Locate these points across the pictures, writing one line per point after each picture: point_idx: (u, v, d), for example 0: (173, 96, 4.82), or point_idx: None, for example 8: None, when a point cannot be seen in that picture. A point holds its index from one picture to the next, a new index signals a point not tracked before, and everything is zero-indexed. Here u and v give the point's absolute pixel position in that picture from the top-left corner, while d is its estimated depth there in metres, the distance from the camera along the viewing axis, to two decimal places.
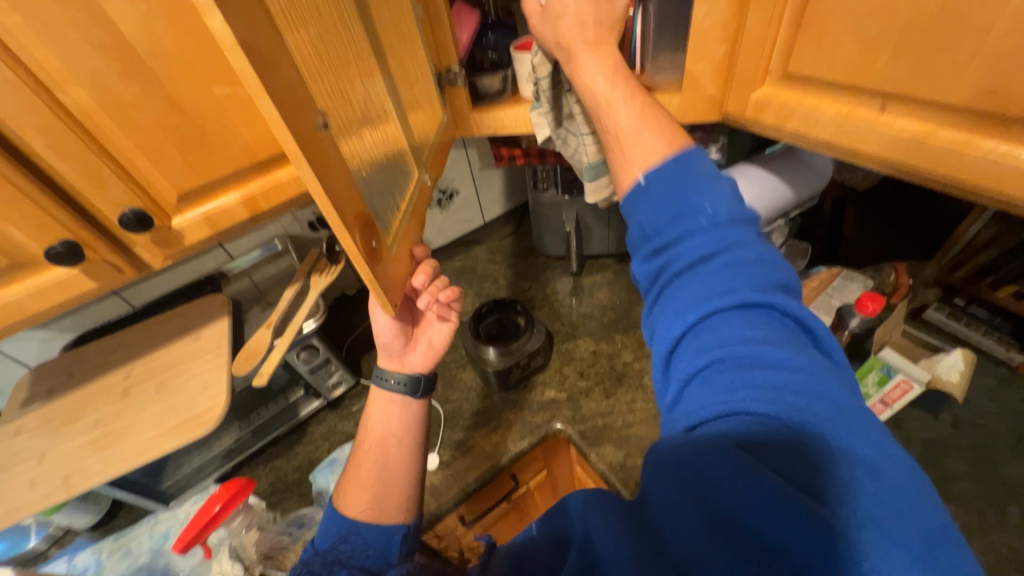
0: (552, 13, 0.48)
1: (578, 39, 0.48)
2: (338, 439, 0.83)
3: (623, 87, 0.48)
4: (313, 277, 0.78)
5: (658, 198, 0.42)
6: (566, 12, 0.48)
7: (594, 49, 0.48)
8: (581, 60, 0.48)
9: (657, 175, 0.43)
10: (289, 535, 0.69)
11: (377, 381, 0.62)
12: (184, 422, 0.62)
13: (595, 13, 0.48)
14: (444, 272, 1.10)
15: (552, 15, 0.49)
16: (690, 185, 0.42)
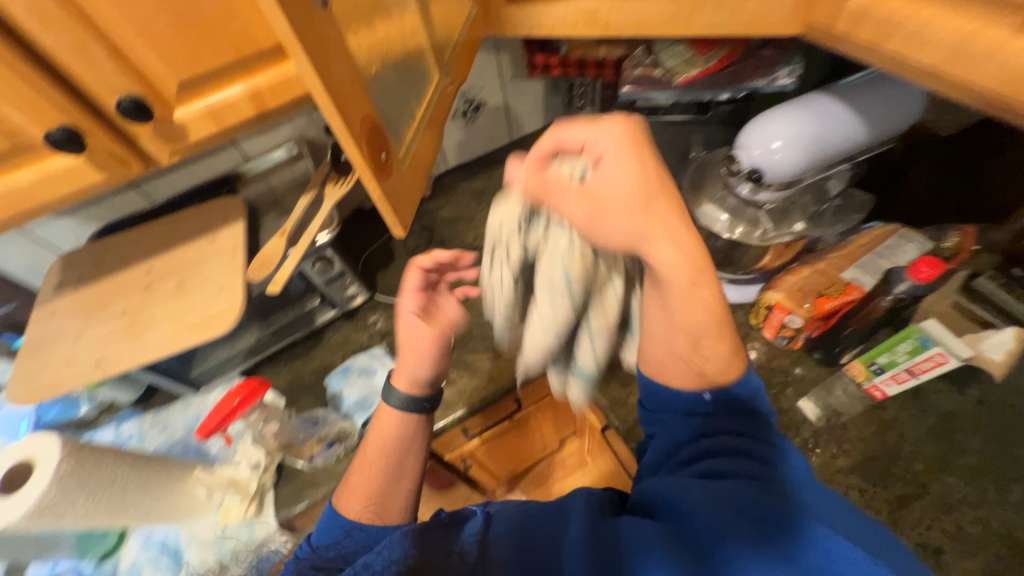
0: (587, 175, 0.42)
1: (639, 215, 0.41)
2: (352, 348, 0.86)
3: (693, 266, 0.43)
4: (327, 187, 0.75)
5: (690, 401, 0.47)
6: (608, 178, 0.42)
7: (662, 234, 0.42)
8: (647, 239, 0.41)
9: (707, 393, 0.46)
10: (305, 431, 0.74)
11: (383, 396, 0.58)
12: (203, 321, 0.64)
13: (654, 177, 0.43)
14: (465, 192, 1.05)
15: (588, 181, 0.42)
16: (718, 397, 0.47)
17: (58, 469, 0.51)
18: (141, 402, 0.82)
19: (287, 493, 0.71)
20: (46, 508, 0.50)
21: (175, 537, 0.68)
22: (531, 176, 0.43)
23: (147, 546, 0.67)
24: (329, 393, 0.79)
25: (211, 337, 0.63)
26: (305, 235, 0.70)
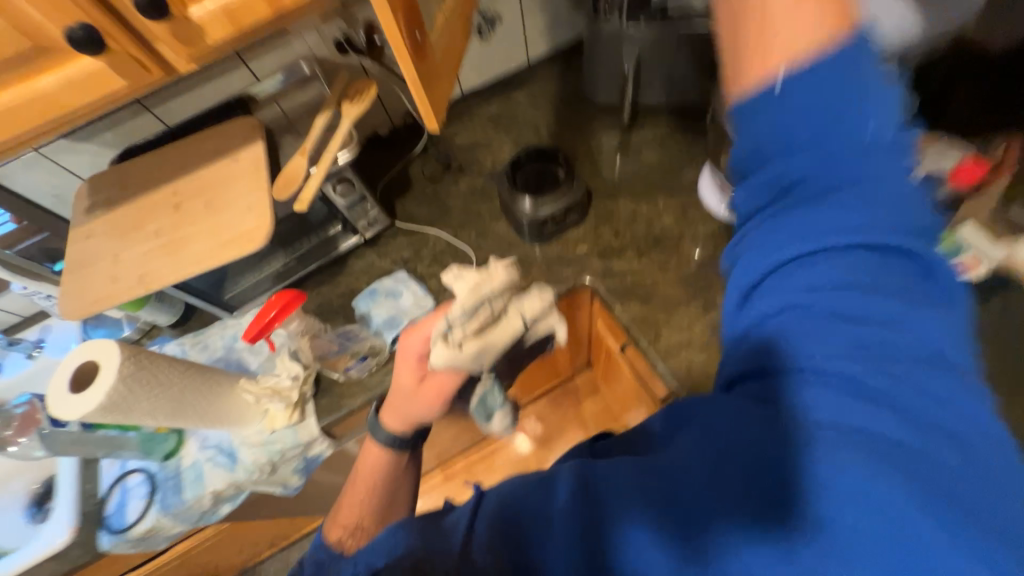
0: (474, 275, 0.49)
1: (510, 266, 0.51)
2: (376, 273, 0.88)
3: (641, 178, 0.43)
4: (345, 105, 0.74)
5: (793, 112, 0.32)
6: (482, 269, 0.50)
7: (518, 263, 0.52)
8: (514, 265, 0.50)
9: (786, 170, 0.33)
10: (338, 344, 0.76)
11: (372, 433, 0.57)
12: (235, 238, 0.65)
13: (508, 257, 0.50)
14: (481, 116, 1.01)
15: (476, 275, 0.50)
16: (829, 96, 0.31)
17: (121, 364, 0.55)
18: (180, 326, 0.86)
19: (327, 403, 0.76)
20: (118, 398, 0.55)
21: (229, 440, 0.74)
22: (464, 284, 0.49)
23: (204, 448, 0.74)
24: (358, 313, 0.82)
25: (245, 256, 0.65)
26: (325, 156, 0.69)
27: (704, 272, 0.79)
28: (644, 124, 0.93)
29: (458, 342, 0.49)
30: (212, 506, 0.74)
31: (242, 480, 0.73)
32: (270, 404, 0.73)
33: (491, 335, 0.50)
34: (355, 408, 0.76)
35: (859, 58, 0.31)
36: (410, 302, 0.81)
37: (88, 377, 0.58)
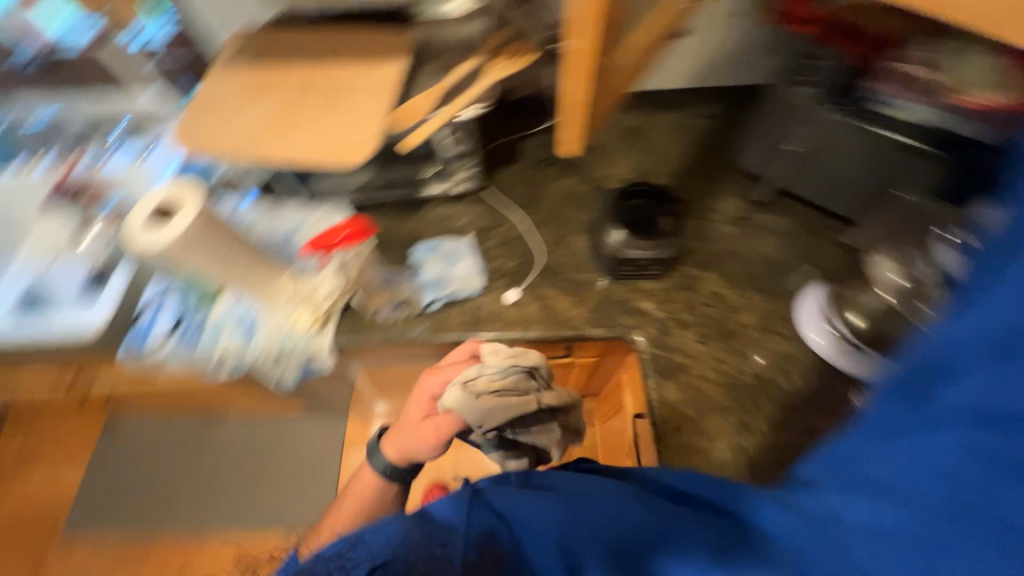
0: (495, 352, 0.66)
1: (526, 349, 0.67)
2: (444, 229, 0.87)
3: None
4: (497, 62, 0.71)
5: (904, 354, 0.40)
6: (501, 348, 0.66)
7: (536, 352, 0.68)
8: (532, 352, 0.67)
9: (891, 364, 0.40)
10: (384, 280, 0.79)
11: (371, 455, 0.72)
12: (340, 147, 0.66)
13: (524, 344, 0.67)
14: (615, 124, 0.95)
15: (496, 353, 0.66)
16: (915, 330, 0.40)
17: (184, 226, 0.58)
18: (260, 192, 0.90)
19: (348, 326, 0.78)
20: (174, 250, 0.59)
21: (254, 316, 0.78)
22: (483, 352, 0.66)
23: (232, 313, 0.79)
24: (411, 260, 0.82)
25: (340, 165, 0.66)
26: (452, 107, 0.68)
27: (756, 386, 0.73)
28: (775, 210, 0.85)
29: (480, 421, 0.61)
30: (212, 367, 0.79)
31: (250, 356, 0.77)
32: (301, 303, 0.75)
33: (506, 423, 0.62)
34: (370, 345, 0.77)
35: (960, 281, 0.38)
36: (462, 273, 0.80)
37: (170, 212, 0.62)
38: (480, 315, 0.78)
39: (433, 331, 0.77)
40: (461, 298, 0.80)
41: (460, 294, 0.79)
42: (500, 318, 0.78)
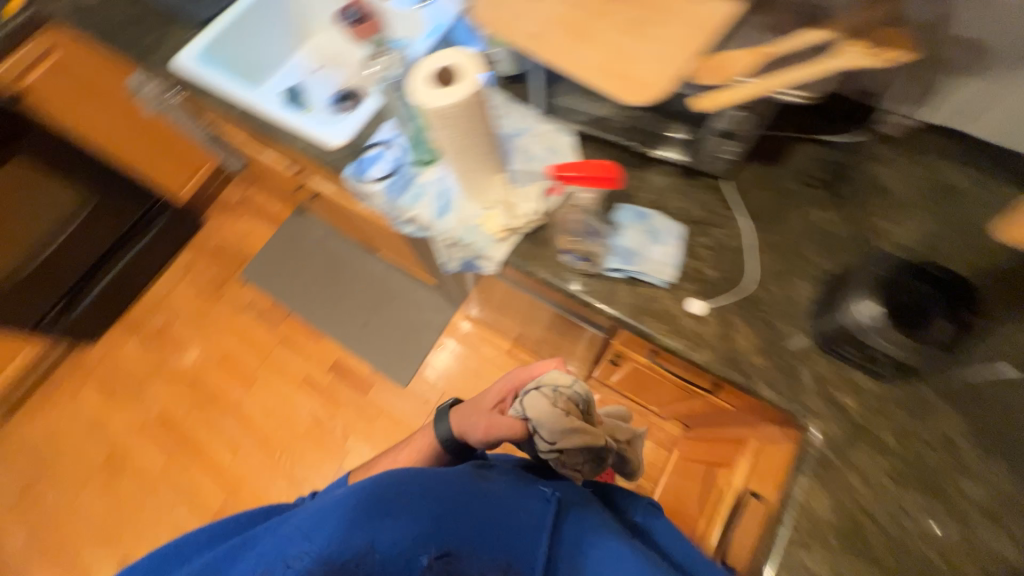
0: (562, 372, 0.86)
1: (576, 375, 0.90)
2: (659, 201, 0.78)
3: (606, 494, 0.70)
4: (853, 45, 0.54)
5: None
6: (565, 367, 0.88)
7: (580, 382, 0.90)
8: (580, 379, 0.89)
9: None
10: (586, 233, 0.73)
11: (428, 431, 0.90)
12: (625, 79, 0.59)
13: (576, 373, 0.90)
14: (925, 175, 0.74)
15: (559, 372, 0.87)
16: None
17: (459, 93, 0.57)
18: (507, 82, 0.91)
19: (525, 247, 0.77)
20: (438, 113, 0.60)
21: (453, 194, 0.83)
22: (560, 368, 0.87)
23: (438, 182, 0.85)
24: (613, 217, 0.76)
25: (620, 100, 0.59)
26: (772, 80, 0.55)
27: (930, 561, 0.57)
28: None
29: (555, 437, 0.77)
30: (399, 219, 0.87)
31: (434, 230, 0.83)
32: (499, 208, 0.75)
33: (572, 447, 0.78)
34: (535, 275, 0.76)
35: None
36: (657, 256, 0.73)
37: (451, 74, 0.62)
38: (652, 306, 0.72)
39: (599, 297, 0.73)
40: (642, 279, 0.73)
41: (644, 276, 0.72)
42: (672, 321, 0.70)
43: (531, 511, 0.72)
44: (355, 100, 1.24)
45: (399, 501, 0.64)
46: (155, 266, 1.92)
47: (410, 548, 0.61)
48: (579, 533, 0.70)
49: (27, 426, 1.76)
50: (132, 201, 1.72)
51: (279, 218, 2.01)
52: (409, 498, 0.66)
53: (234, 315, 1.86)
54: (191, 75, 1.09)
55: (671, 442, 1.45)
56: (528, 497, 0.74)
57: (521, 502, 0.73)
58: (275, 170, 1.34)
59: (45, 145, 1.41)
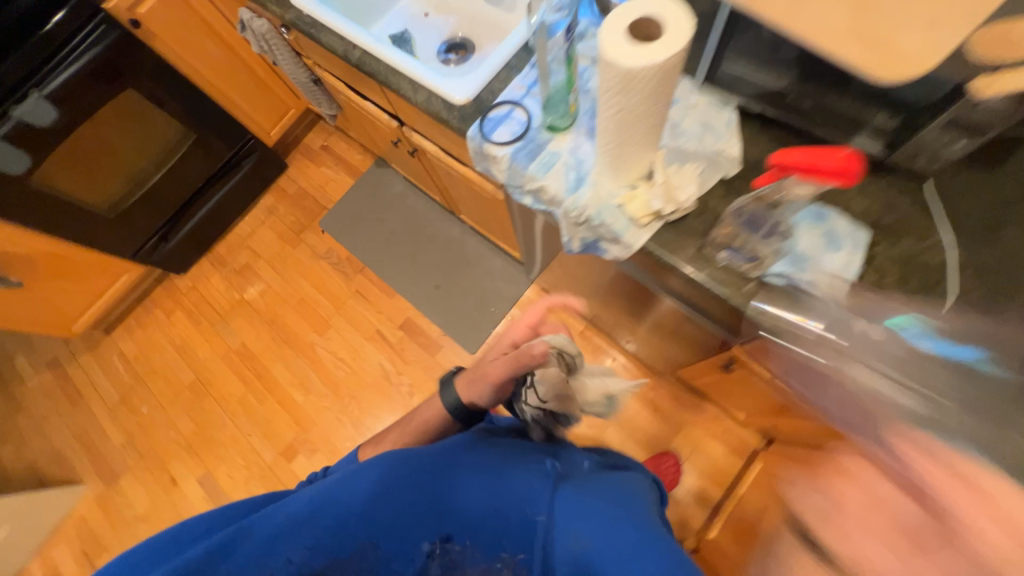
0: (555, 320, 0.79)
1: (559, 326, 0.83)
2: (835, 200, 0.67)
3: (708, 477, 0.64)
4: None
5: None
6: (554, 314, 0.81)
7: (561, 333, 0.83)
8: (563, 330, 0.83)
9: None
10: (753, 234, 0.61)
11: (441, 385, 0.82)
12: (876, 49, 0.50)
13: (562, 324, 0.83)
14: None
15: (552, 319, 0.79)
16: None
17: (655, 60, 0.48)
18: None
19: (668, 238, 0.69)
20: (622, 82, 0.51)
21: (589, 168, 0.76)
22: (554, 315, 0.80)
23: (571, 153, 0.77)
24: None
25: (865, 75, 0.51)
26: None
27: None
28: None
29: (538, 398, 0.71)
30: (523, 188, 0.81)
31: (564, 203, 0.76)
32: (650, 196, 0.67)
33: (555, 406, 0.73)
34: (677, 270, 0.69)
35: None
36: (832, 266, 0.62)
37: (651, 35, 0.52)
38: (817, 323, 0.62)
39: (753, 304, 0.64)
40: (807, 291, 0.63)
41: (813, 287, 0.62)
42: None
43: (529, 476, 0.65)
44: (463, 52, 1.15)
45: (393, 492, 0.62)
46: (241, 205, 1.98)
47: (412, 541, 0.62)
48: (576, 493, 0.63)
49: (126, 341, 1.92)
50: (226, 139, 1.75)
51: (359, 168, 2.00)
52: (408, 484, 0.63)
53: (311, 261, 1.91)
54: (303, 10, 1.02)
55: (748, 452, 1.37)
56: (527, 464, 0.68)
57: (522, 467, 0.67)
58: (373, 121, 1.30)
59: (155, 77, 1.44)
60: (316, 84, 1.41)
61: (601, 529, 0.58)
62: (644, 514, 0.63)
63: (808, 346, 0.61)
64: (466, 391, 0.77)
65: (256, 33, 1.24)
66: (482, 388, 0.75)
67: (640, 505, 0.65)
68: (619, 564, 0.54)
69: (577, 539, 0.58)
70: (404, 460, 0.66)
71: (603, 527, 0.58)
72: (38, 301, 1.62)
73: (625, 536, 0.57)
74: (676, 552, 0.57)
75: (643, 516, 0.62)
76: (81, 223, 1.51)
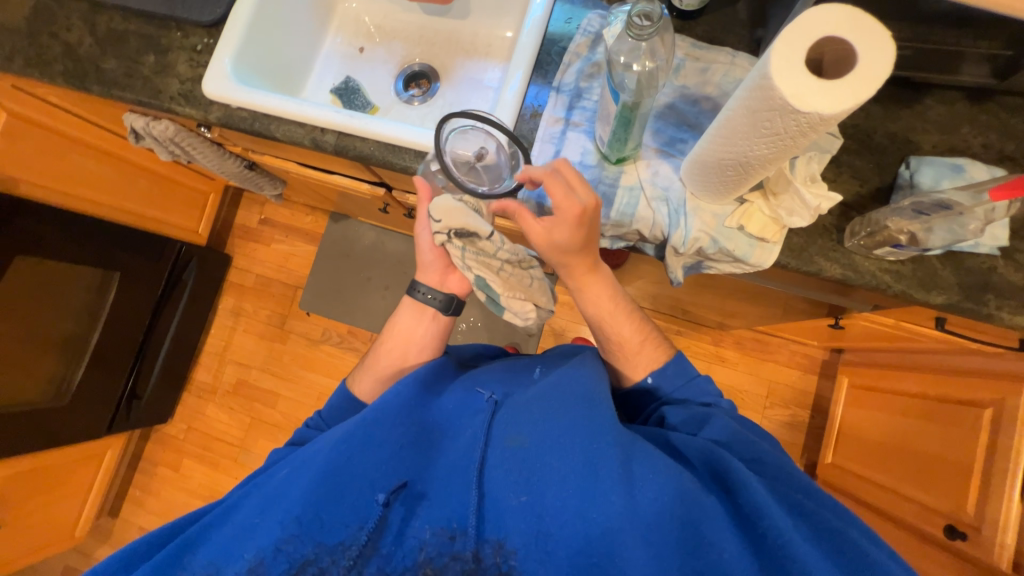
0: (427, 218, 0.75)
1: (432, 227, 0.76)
2: (952, 144, 0.63)
3: (609, 304, 0.72)
4: None
5: (681, 386, 0.71)
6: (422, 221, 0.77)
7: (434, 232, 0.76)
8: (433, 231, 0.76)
9: (659, 373, 0.72)
10: (913, 212, 0.56)
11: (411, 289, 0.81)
12: None
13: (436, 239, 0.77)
14: None
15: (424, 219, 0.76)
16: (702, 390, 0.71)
17: (864, 98, 0.37)
18: (679, 22, 0.71)
19: (801, 246, 0.63)
20: (809, 127, 0.41)
21: (680, 195, 0.66)
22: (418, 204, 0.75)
23: (652, 182, 0.67)
24: (914, 181, 0.60)
25: None
26: None
27: None
28: None
29: (439, 218, 0.67)
30: (604, 234, 0.70)
31: (668, 240, 0.66)
32: (785, 217, 0.59)
33: (461, 227, 0.66)
34: (821, 276, 0.63)
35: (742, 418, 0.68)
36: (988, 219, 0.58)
37: (828, 54, 0.39)
38: (986, 280, 0.60)
39: (918, 286, 0.60)
40: (965, 252, 0.60)
41: (974, 249, 0.59)
42: (1018, 294, 0.59)
43: (457, 407, 0.68)
44: (425, 82, 0.97)
45: (337, 464, 0.58)
46: (202, 321, 1.69)
47: (365, 490, 0.58)
48: (502, 409, 0.65)
49: (140, 515, 1.68)
50: (157, 258, 1.43)
51: (317, 231, 1.75)
52: (381, 447, 0.61)
53: (311, 350, 1.70)
54: (230, 103, 0.80)
55: (820, 366, 1.43)
56: (444, 395, 0.71)
57: (416, 390, 0.68)
58: (340, 190, 1.11)
59: (55, 233, 1.14)
60: (251, 169, 1.16)
61: (541, 429, 0.60)
62: (570, 385, 0.64)
63: (987, 309, 0.59)
64: (430, 274, 0.81)
65: (160, 138, 0.97)
66: (431, 259, 0.79)
67: (574, 375, 0.65)
68: (556, 453, 0.57)
69: (513, 439, 0.60)
70: (346, 425, 0.63)
71: (542, 424, 0.60)
72: (24, 531, 1.34)
73: (561, 426, 0.59)
74: (616, 428, 0.58)
75: (564, 382, 0.65)
76: (40, 429, 1.23)
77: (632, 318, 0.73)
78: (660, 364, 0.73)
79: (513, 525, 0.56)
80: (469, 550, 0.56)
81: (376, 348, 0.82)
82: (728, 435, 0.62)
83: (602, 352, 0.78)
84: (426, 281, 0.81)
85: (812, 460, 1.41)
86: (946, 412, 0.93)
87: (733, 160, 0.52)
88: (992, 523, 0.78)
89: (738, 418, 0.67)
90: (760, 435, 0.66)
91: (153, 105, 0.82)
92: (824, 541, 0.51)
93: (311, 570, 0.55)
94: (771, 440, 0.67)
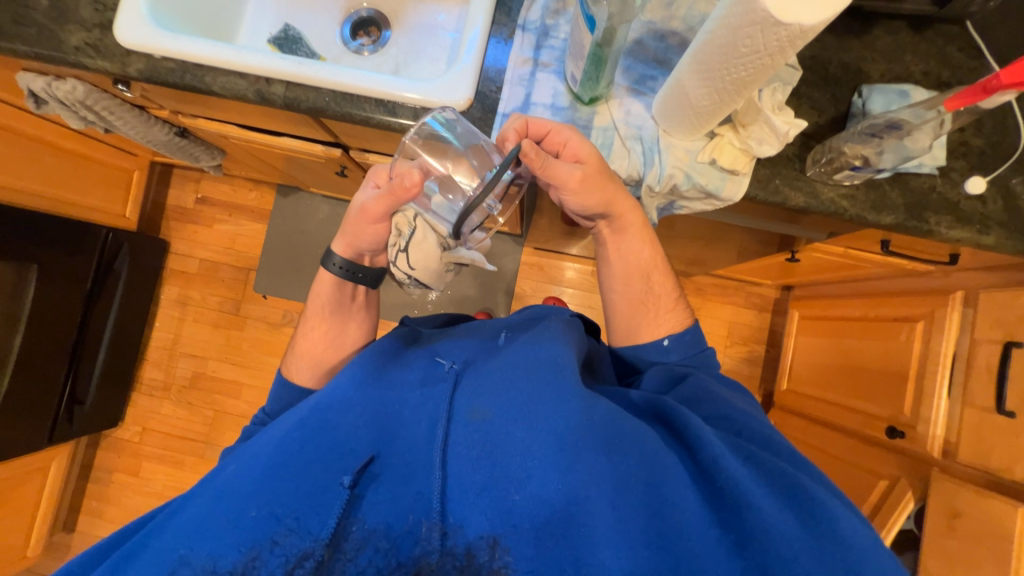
0: (386, 211, 0.62)
1: (382, 216, 0.63)
2: (897, 72, 0.67)
3: (648, 249, 0.72)
4: None
5: (678, 348, 0.70)
6: (374, 206, 0.62)
7: (379, 225, 0.64)
8: (384, 225, 0.64)
9: (676, 339, 0.70)
10: (873, 134, 0.59)
11: (326, 261, 0.71)
12: None
13: (382, 230, 0.65)
14: None
15: (379, 211, 0.62)
16: (693, 351, 0.70)
17: (842, 5, 0.38)
18: None
19: (766, 177, 0.65)
20: (790, 42, 0.42)
21: (653, 133, 0.66)
22: (383, 201, 0.61)
23: (625, 122, 0.66)
24: (867, 108, 0.63)
25: None
26: None
27: None
28: None
29: (414, 266, 0.64)
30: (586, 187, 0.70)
31: (644, 180, 0.67)
32: (756, 147, 0.61)
33: (425, 279, 0.66)
34: (786, 206, 0.66)
35: (718, 378, 0.68)
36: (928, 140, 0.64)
37: None
38: (928, 199, 0.65)
39: (870, 209, 0.65)
40: (911, 173, 0.65)
41: (918, 169, 0.65)
42: (953, 209, 0.65)
43: (419, 380, 0.63)
44: (375, 30, 0.90)
45: (291, 451, 0.53)
46: (144, 314, 1.55)
47: (320, 477, 0.52)
48: (466, 380, 0.61)
49: (100, 526, 1.56)
50: (79, 248, 1.26)
51: (264, 207, 1.62)
52: (336, 433, 0.55)
53: (272, 334, 1.60)
54: (154, 53, 0.70)
55: (773, 304, 1.53)
56: (404, 365, 0.65)
57: (370, 366, 0.63)
58: (290, 156, 1.02)
59: None
60: (182, 136, 1.04)
61: (505, 399, 0.57)
62: (535, 353, 0.61)
63: (929, 225, 0.65)
64: (353, 250, 0.69)
65: (68, 102, 0.85)
66: (361, 241, 0.67)
67: (536, 345, 0.62)
68: (519, 423, 0.54)
69: (476, 411, 0.57)
70: (299, 413, 0.58)
71: (503, 395, 0.57)
72: None
73: (522, 395, 0.57)
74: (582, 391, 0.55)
75: (530, 350, 0.62)
76: None
77: (660, 272, 0.73)
78: (681, 329, 0.71)
79: (481, 509, 0.50)
80: (433, 544, 0.50)
81: (302, 328, 0.75)
82: (701, 398, 0.61)
83: (616, 321, 0.74)
84: (342, 251, 0.71)
85: (769, 390, 1.53)
86: (884, 328, 1.03)
87: (709, 88, 0.52)
88: (925, 420, 0.89)
89: (711, 378, 0.67)
90: (733, 395, 0.65)
91: (56, 59, 0.71)
92: (773, 486, 0.51)
93: (308, 568, 0.48)
94: (743, 399, 0.66)
